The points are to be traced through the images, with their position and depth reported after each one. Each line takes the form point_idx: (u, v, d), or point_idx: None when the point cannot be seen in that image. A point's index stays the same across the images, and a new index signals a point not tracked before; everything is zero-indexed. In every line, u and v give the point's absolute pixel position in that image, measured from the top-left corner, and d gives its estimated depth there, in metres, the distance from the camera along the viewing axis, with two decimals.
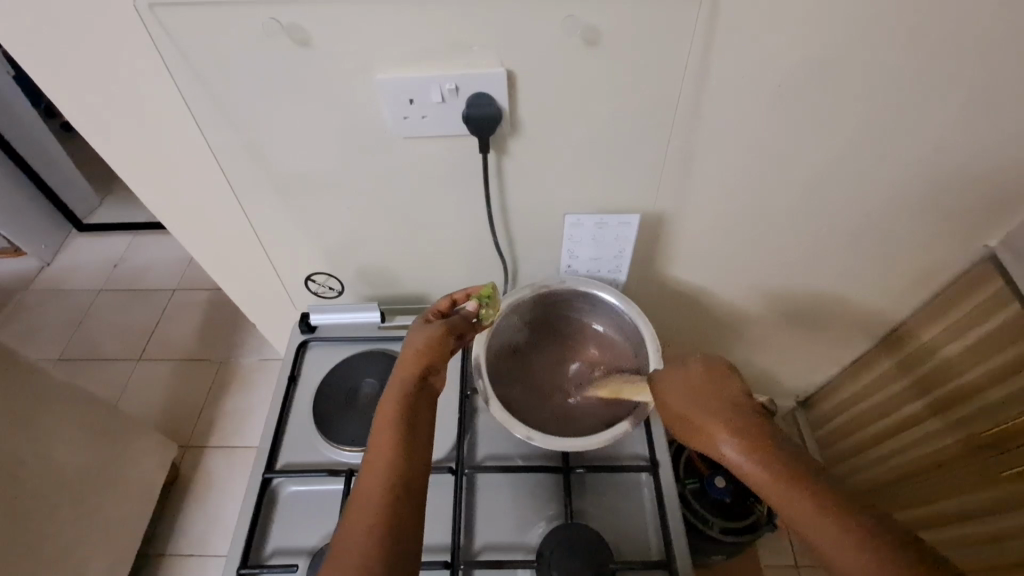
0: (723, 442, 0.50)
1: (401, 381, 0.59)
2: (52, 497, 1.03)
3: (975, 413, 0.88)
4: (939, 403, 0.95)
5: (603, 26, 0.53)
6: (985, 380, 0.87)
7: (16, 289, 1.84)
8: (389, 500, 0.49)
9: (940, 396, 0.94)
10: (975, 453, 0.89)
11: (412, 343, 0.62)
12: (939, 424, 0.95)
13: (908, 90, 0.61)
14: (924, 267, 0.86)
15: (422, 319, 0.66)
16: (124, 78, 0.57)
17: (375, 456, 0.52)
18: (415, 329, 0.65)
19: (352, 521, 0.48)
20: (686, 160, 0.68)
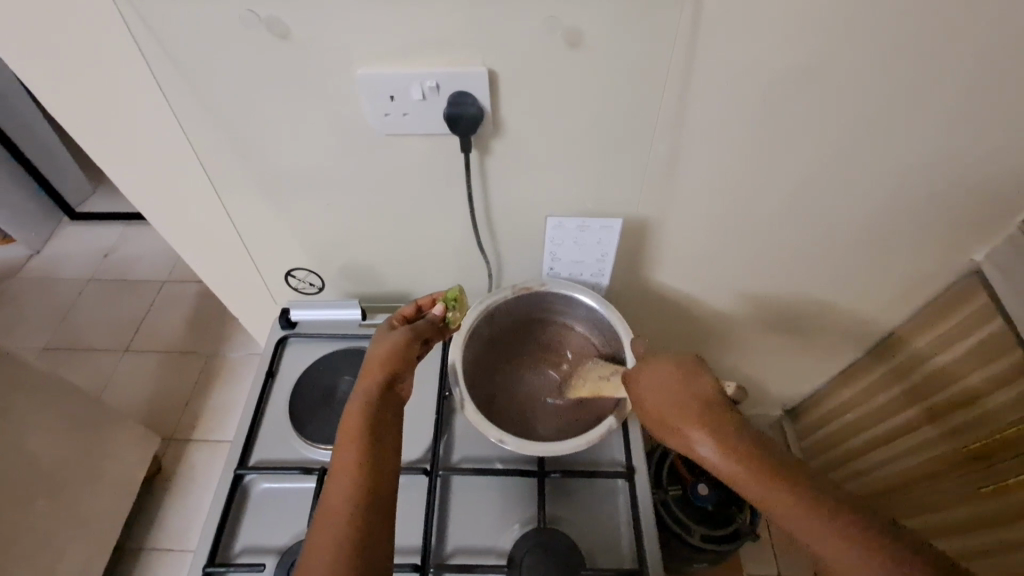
0: (700, 440, 0.52)
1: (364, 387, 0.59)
2: (29, 488, 1.02)
3: (962, 427, 0.88)
4: (925, 416, 0.94)
5: (585, 28, 0.53)
6: (972, 393, 0.86)
7: (4, 277, 1.82)
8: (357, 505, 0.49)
9: (925, 409, 0.94)
10: (959, 468, 0.89)
11: (376, 350, 0.62)
12: (927, 435, 0.94)
13: (894, 102, 0.61)
14: (910, 279, 0.86)
15: (385, 326, 0.67)
16: (100, 67, 0.56)
17: (341, 464, 0.52)
18: (377, 337, 0.65)
19: (320, 530, 0.48)
20: (671, 166, 0.67)
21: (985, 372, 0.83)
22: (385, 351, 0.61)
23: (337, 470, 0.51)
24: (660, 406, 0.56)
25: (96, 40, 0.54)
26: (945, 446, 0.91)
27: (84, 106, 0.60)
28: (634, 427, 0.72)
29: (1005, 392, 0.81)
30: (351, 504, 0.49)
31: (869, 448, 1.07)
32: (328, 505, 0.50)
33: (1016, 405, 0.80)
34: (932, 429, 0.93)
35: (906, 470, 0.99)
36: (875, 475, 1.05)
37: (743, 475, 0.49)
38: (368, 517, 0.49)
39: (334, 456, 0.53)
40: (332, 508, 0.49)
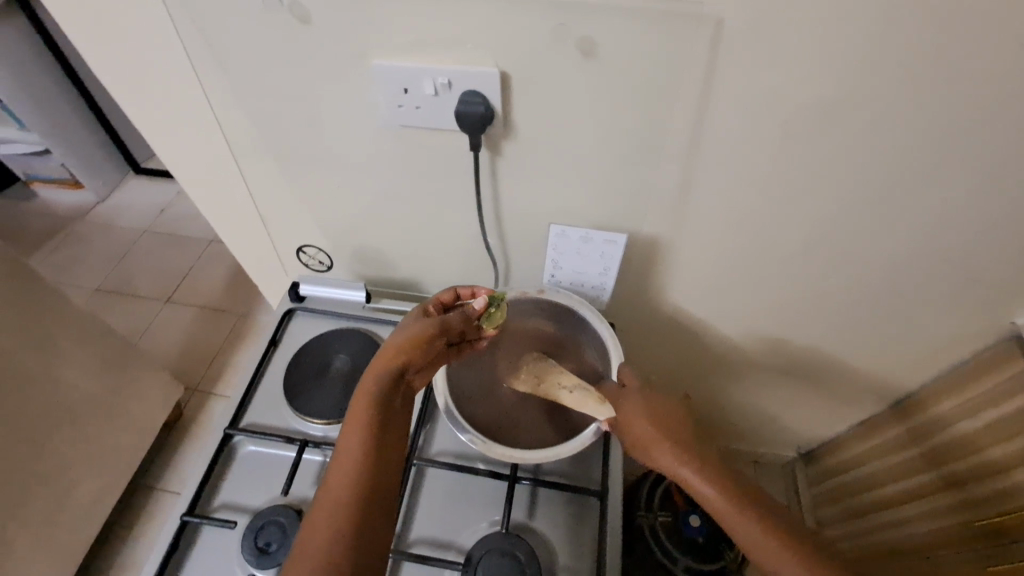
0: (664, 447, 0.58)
1: (378, 372, 0.59)
2: (55, 416, 1.10)
3: (968, 503, 0.81)
4: (930, 485, 0.87)
5: (600, 39, 0.52)
6: (983, 468, 0.79)
7: (71, 219, 1.97)
8: (357, 502, 0.51)
9: (931, 479, 0.87)
10: (955, 546, 0.81)
11: (397, 337, 0.61)
12: (932, 505, 0.87)
13: (933, 144, 0.56)
14: (942, 334, 0.80)
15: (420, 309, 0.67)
16: (139, 34, 0.60)
17: (342, 458, 0.54)
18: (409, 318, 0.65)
19: (318, 520, 0.50)
20: (685, 186, 0.65)
21: (1000, 450, 0.76)
22: (405, 343, 0.60)
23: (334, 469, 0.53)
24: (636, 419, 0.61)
25: (137, 9, 0.57)
26: (950, 520, 0.83)
27: (124, 70, 0.64)
28: (616, 447, 0.71)
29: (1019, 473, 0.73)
30: (346, 506, 0.51)
31: (870, 509, 0.99)
32: (324, 500, 0.52)
33: None
34: (938, 500, 0.85)
35: (900, 538, 0.91)
36: (869, 540, 0.97)
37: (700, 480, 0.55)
38: (365, 515, 0.51)
39: (338, 446, 0.54)
40: (326, 505, 0.51)
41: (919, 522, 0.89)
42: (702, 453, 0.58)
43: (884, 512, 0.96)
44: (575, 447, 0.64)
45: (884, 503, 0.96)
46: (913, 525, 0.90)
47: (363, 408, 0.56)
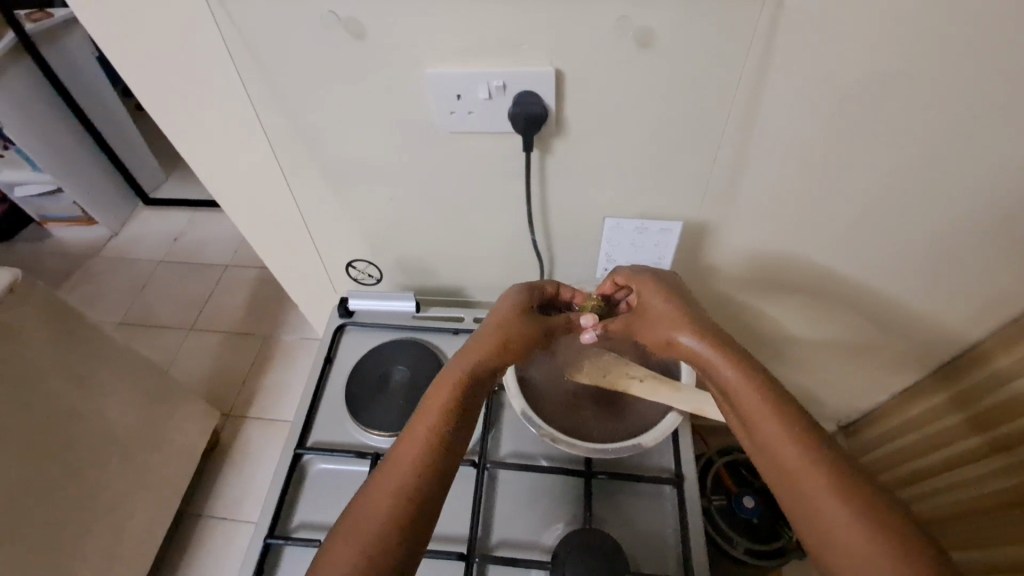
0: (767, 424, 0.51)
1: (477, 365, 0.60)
2: (104, 451, 1.10)
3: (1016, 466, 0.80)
4: (981, 450, 0.86)
5: (656, 29, 0.52)
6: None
7: (86, 255, 1.97)
8: (413, 485, 0.51)
9: (981, 442, 0.86)
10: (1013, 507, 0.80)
11: (497, 332, 0.63)
12: (984, 468, 0.86)
13: (989, 107, 0.57)
14: (989, 295, 0.79)
15: (529, 292, 0.68)
16: (191, 63, 0.60)
17: (411, 438, 0.54)
18: (521, 305, 0.66)
19: (375, 492, 0.50)
20: (736, 169, 0.65)
21: None
22: (507, 343, 0.62)
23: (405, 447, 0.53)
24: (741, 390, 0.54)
25: (186, 36, 0.58)
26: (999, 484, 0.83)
27: (173, 99, 0.65)
28: (684, 434, 0.72)
29: None
30: (410, 488, 0.51)
31: (916, 478, 0.98)
32: (389, 473, 0.52)
33: None
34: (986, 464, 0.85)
35: (954, 502, 0.91)
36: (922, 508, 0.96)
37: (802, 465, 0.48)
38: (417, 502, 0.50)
39: (412, 426, 0.55)
40: (392, 478, 0.51)
41: (973, 486, 0.88)
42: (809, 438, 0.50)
43: (934, 478, 0.95)
44: (649, 441, 0.67)
45: (932, 471, 0.95)
46: (965, 489, 0.89)
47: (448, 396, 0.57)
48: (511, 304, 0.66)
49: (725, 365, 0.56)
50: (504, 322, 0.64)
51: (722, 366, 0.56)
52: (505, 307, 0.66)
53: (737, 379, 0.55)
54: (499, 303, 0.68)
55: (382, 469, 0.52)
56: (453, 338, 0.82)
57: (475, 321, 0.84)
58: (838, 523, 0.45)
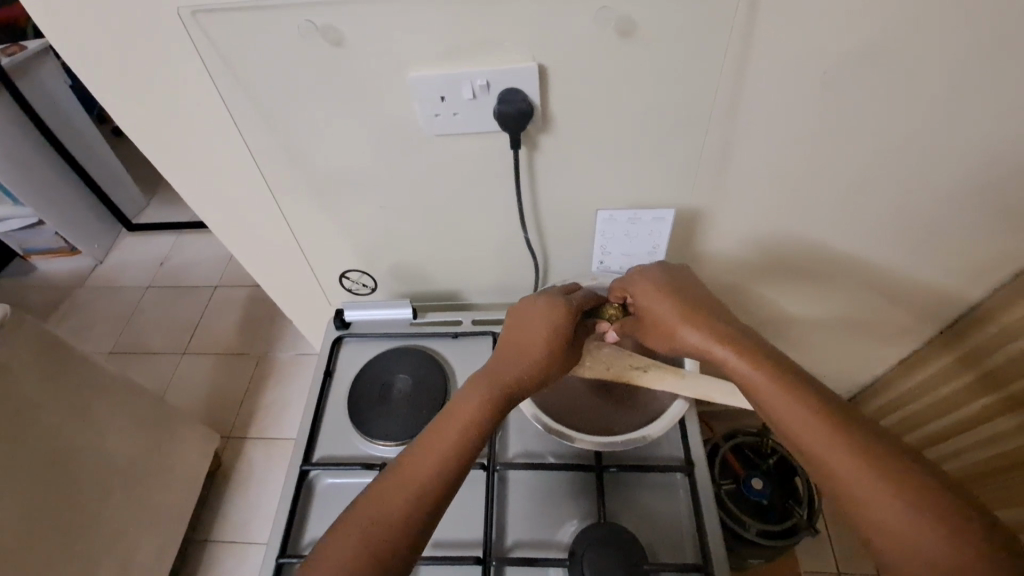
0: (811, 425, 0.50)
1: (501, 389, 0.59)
2: (105, 483, 1.08)
3: None
4: (994, 408, 0.90)
5: (637, 17, 0.52)
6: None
7: (72, 286, 1.94)
8: (414, 499, 0.52)
9: (995, 400, 0.89)
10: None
11: (528, 359, 0.61)
12: (1005, 424, 0.90)
13: (968, 75, 0.57)
14: (982, 259, 0.80)
15: (569, 313, 0.64)
16: (167, 82, 0.59)
17: (422, 450, 0.55)
18: (562, 330, 0.63)
19: (378, 497, 0.52)
20: (724, 153, 0.66)
21: None
22: (536, 372, 0.61)
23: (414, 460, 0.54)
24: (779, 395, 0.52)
25: (160, 54, 0.57)
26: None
27: (153, 121, 0.64)
28: (691, 420, 0.72)
29: None
30: (412, 502, 0.52)
31: (941, 438, 1.03)
32: (394, 479, 0.53)
33: None
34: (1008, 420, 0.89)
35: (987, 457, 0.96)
36: (960, 464, 1.02)
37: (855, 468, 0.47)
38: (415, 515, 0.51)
39: (423, 438, 0.56)
40: (395, 488, 0.52)
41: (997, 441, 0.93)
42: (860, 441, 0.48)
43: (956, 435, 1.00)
44: (659, 428, 0.66)
45: (953, 431, 1.00)
46: (991, 444, 0.94)
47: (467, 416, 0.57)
48: (549, 329, 0.62)
49: (744, 361, 0.55)
50: (539, 349, 0.62)
51: (742, 361, 0.55)
52: (544, 327, 0.63)
53: (758, 374, 0.54)
54: (533, 317, 0.64)
55: (386, 477, 0.53)
56: (453, 342, 0.82)
57: (473, 323, 0.83)
58: (896, 513, 0.44)
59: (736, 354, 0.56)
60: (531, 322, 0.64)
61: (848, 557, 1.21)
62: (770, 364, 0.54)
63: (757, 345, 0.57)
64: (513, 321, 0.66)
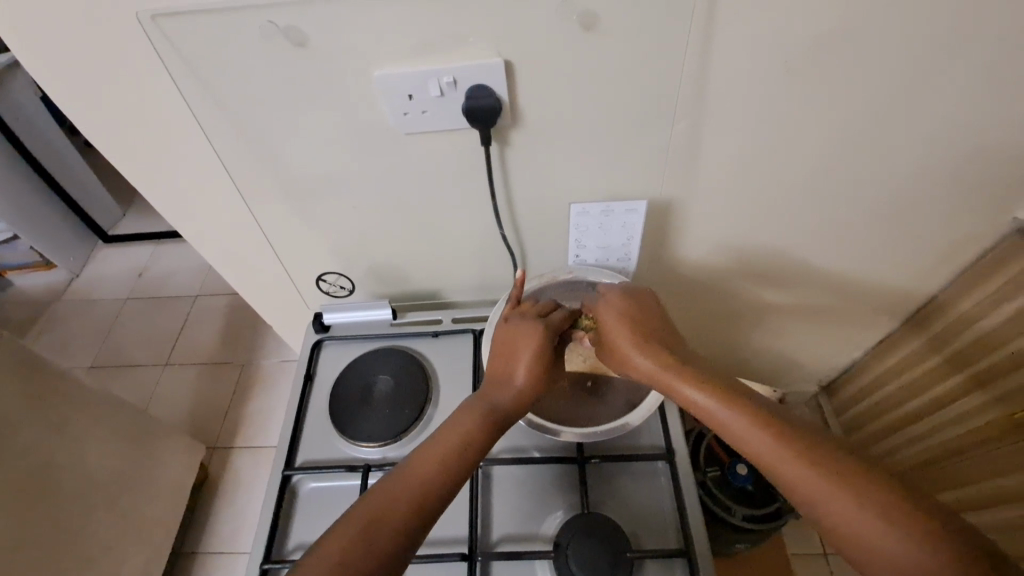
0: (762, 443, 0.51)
1: (486, 407, 0.60)
2: (88, 498, 1.07)
3: (999, 398, 0.86)
4: (961, 388, 0.92)
5: (600, 10, 0.53)
6: (1000, 365, 0.84)
7: (48, 301, 1.90)
8: (416, 503, 0.52)
9: (956, 383, 0.92)
10: (989, 442, 0.88)
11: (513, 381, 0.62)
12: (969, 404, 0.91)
13: (923, 60, 0.59)
14: (947, 240, 0.82)
15: (549, 334, 0.65)
16: (130, 88, 0.58)
17: (426, 455, 0.55)
18: (546, 355, 0.63)
19: (385, 494, 0.52)
20: (692, 144, 0.66)
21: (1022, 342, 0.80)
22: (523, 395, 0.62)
23: (421, 461, 0.54)
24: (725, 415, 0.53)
25: (120, 59, 0.56)
26: (986, 417, 0.89)
27: (117, 127, 0.63)
28: (671, 409, 0.72)
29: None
30: (417, 505, 0.52)
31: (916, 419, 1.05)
32: (400, 479, 0.53)
33: None
34: (971, 400, 0.90)
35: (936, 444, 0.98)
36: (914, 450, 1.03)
37: (812, 480, 0.47)
38: (416, 520, 0.51)
39: (426, 445, 0.56)
40: (401, 486, 0.52)
41: (949, 427, 0.96)
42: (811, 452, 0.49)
43: (914, 424, 1.02)
44: (636, 419, 0.67)
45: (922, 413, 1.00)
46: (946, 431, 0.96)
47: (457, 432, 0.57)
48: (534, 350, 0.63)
49: (691, 386, 0.56)
50: (524, 373, 0.62)
51: (689, 386, 0.56)
52: (528, 351, 0.63)
53: (704, 399, 0.55)
54: (518, 339, 0.65)
55: (393, 475, 0.53)
56: (433, 342, 0.82)
57: (453, 321, 0.83)
58: (856, 523, 0.45)
59: (682, 380, 0.57)
60: (514, 344, 0.65)
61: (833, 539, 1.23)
62: (717, 388, 0.55)
63: (702, 371, 0.58)
64: (498, 343, 0.66)
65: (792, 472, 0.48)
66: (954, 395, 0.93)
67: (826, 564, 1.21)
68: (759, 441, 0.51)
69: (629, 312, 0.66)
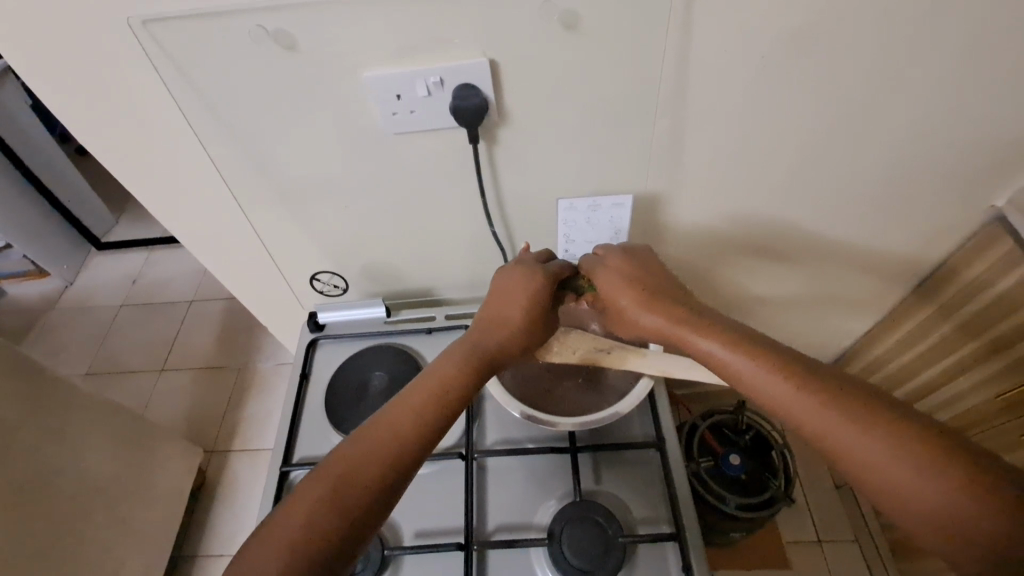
0: (789, 395, 0.51)
1: (474, 353, 0.61)
2: (87, 502, 1.07)
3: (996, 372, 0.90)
4: (960, 365, 0.96)
5: (580, 10, 0.54)
6: (992, 344, 0.89)
7: (42, 309, 1.90)
8: (391, 452, 0.52)
9: (951, 363, 0.97)
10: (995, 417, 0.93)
11: (502, 329, 0.64)
12: (969, 380, 0.96)
13: (896, 52, 0.61)
14: (929, 228, 0.84)
15: (544, 285, 0.66)
16: (122, 94, 0.59)
17: (406, 402, 0.56)
18: (537, 302, 0.65)
19: (362, 442, 0.52)
20: (676, 139, 0.68)
21: (1014, 319, 0.83)
22: (509, 342, 0.63)
23: (401, 409, 0.55)
24: (745, 368, 0.54)
25: (114, 65, 0.57)
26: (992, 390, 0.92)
27: (110, 132, 0.64)
28: (661, 398, 0.74)
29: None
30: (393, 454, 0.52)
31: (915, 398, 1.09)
32: (376, 428, 0.53)
33: None
34: (974, 375, 0.94)
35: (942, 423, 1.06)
36: None
37: (844, 429, 0.47)
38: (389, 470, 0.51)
39: (407, 392, 0.57)
40: (376, 436, 0.53)
41: (948, 407, 1.02)
42: (842, 399, 0.49)
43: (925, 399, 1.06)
44: (614, 415, 0.68)
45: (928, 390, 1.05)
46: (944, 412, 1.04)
47: (442, 377, 0.58)
48: (525, 299, 0.65)
49: (703, 337, 0.57)
50: (516, 323, 0.64)
51: (698, 337, 0.57)
52: (518, 300, 0.65)
53: (717, 348, 0.56)
54: (508, 289, 0.66)
55: (370, 425, 0.54)
56: (427, 338, 0.83)
57: (446, 318, 0.85)
58: (893, 471, 0.45)
59: (693, 332, 0.58)
60: (508, 294, 0.65)
61: (827, 526, 1.25)
62: (727, 336, 0.56)
63: (713, 322, 0.58)
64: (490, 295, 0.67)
65: (823, 422, 0.48)
66: (955, 370, 0.97)
67: (821, 551, 1.22)
68: (784, 394, 0.51)
69: (635, 273, 0.66)
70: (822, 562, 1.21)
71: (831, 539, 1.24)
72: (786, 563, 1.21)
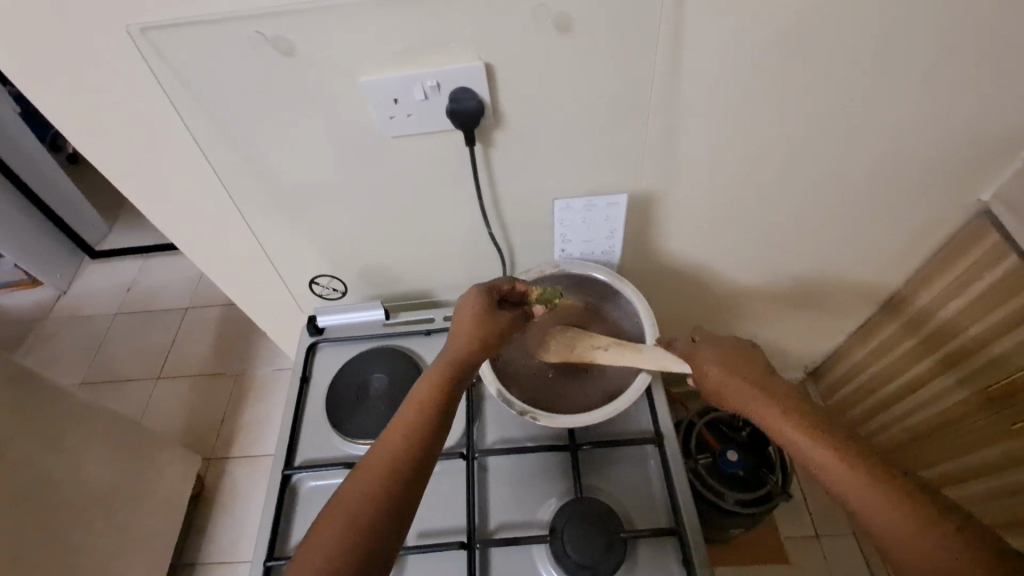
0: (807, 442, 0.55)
1: (432, 377, 0.60)
2: (85, 511, 1.07)
3: (966, 377, 0.91)
4: (933, 369, 0.97)
5: (574, 13, 0.55)
6: (968, 345, 0.90)
7: (35, 318, 1.89)
8: (386, 485, 0.53)
9: (926, 368, 0.98)
10: (967, 419, 0.94)
11: (454, 346, 0.63)
12: (944, 383, 0.96)
13: (882, 50, 0.62)
14: (918, 225, 0.86)
15: (485, 302, 0.66)
16: (120, 99, 0.60)
17: (385, 439, 0.56)
18: (483, 318, 0.64)
19: (355, 485, 0.53)
20: (669, 139, 0.69)
21: (994, 316, 0.85)
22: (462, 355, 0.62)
23: (381, 446, 0.55)
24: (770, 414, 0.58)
25: (111, 73, 0.57)
26: (967, 392, 0.92)
27: (109, 139, 0.64)
28: (659, 394, 0.75)
29: (1003, 342, 0.84)
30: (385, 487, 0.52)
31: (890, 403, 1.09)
32: (366, 470, 0.54)
33: (1012, 354, 0.83)
34: (945, 380, 0.95)
35: (916, 424, 1.04)
36: (900, 427, 1.08)
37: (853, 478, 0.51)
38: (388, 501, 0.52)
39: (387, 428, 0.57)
40: (369, 475, 0.53)
41: (924, 409, 1.02)
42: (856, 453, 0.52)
43: (899, 404, 1.07)
44: (616, 409, 0.69)
45: (903, 394, 1.05)
46: (920, 413, 1.03)
47: (409, 408, 0.58)
48: (473, 317, 0.64)
49: (740, 387, 0.62)
50: (465, 339, 0.63)
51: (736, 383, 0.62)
52: (465, 321, 0.64)
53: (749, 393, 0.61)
54: (459, 313, 0.66)
55: (360, 467, 0.54)
56: (426, 339, 0.84)
57: (445, 319, 0.85)
58: (894, 521, 0.48)
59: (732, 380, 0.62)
60: (458, 318, 0.66)
61: (824, 521, 1.26)
62: (761, 386, 0.61)
63: (753, 372, 0.63)
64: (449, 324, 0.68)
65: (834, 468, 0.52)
66: (930, 375, 0.98)
67: (819, 545, 1.23)
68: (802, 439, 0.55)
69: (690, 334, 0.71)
70: (819, 556, 1.22)
71: (829, 534, 1.25)
72: (784, 558, 1.22)
